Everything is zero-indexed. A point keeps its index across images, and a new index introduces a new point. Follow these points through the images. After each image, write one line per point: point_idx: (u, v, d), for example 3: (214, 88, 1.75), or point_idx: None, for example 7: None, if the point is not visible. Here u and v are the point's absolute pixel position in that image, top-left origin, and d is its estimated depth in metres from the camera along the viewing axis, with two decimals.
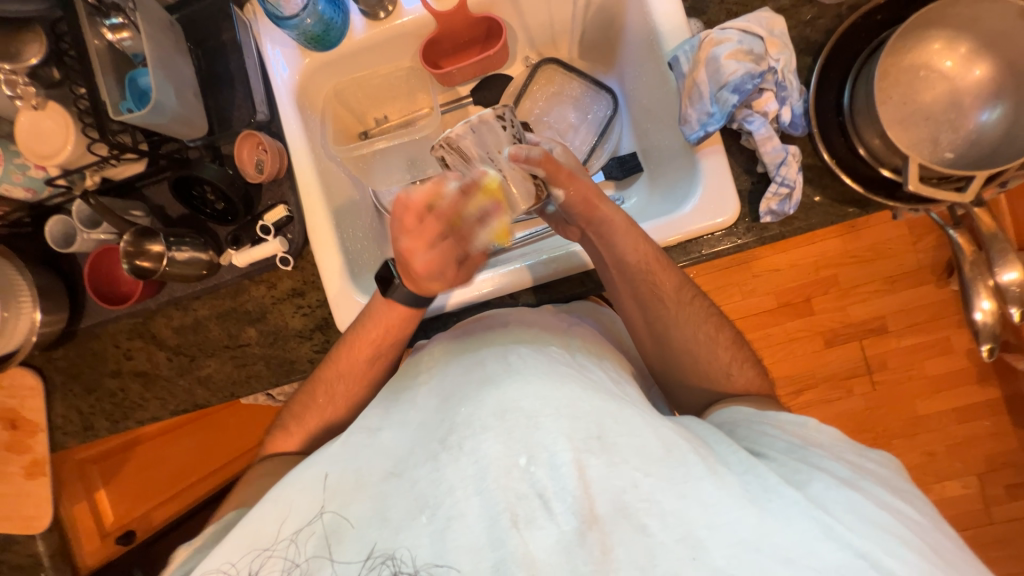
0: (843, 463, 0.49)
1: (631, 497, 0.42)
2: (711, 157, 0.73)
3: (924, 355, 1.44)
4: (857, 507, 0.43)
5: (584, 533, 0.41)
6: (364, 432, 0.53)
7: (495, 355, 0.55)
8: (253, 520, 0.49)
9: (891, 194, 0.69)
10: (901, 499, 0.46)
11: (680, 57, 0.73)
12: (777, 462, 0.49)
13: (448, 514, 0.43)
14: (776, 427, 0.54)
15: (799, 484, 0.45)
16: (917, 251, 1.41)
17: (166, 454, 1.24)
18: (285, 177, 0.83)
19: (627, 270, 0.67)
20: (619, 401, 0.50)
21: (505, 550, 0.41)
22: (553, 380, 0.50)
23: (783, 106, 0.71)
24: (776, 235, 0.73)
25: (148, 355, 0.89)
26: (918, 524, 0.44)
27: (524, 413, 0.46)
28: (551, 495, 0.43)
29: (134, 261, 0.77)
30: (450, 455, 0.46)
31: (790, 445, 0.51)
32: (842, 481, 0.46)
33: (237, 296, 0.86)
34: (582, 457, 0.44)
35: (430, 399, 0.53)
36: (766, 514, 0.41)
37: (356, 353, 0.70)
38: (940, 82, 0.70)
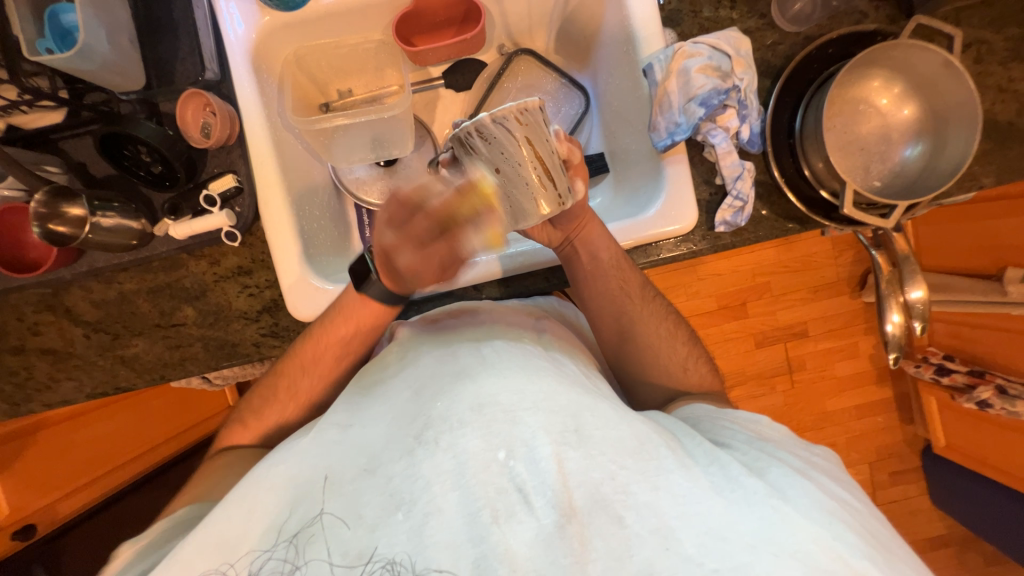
0: (796, 455, 0.54)
1: (607, 488, 0.44)
2: (675, 165, 0.76)
3: (835, 358, 1.62)
4: (808, 492, 0.48)
5: (563, 525, 0.42)
6: (335, 428, 0.51)
7: (468, 346, 0.55)
8: (216, 520, 0.47)
9: (827, 214, 0.76)
10: (842, 487, 0.52)
11: (655, 65, 0.75)
12: (737, 451, 0.54)
13: (425, 510, 0.43)
14: (733, 424, 0.58)
15: (759, 471, 0.50)
16: (838, 264, 1.57)
17: (78, 438, 1.10)
18: (234, 145, 0.76)
19: (588, 272, 0.71)
20: (593, 394, 0.52)
21: (486, 545, 0.41)
22: (528, 374, 0.50)
23: (743, 124, 0.75)
24: (728, 244, 0.79)
25: (61, 331, 0.79)
26: (857, 511, 0.50)
27: (502, 407, 0.47)
28: (530, 489, 0.43)
29: (46, 224, 0.68)
30: (426, 450, 0.45)
31: (749, 437, 0.56)
32: (795, 469, 0.51)
33: (173, 270, 0.78)
34: (560, 450, 0.45)
35: (402, 391, 0.52)
36: (729, 502, 0.45)
37: (325, 354, 0.67)
38: (875, 116, 0.77)
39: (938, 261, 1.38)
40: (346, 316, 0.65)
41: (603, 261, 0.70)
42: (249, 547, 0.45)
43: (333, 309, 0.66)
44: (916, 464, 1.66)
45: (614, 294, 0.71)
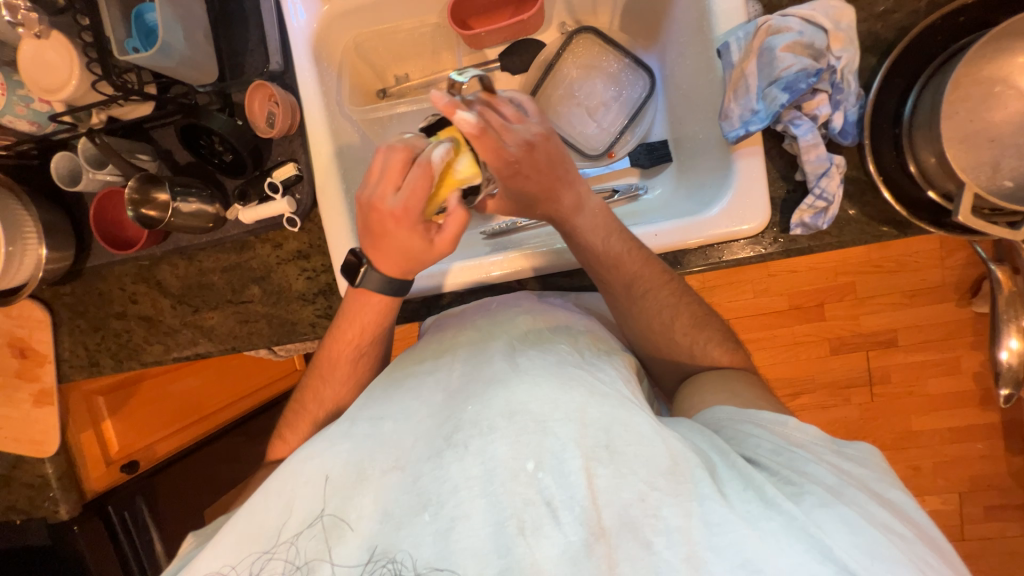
0: (826, 466, 0.47)
1: (637, 510, 0.42)
2: (748, 158, 0.68)
3: (930, 374, 1.42)
4: (848, 521, 0.41)
5: (591, 544, 0.41)
6: (367, 422, 0.50)
7: (503, 351, 0.53)
8: (251, 510, 0.49)
9: (936, 219, 0.64)
10: (884, 508, 0.44)
11: (732, 45, 0.67)
12: (768, 472, 0.46)
13: (453, 514, 0.43)
14: (757, 427, 0.52)
15: (791, 497, 0.43)
16: (945, 268, 1.35)
17: (171, 391, 1.28)
18: (296, 134, 0.79)
19: (629, 279, 0.65)
20: (627, 405, 0.48)
21: (511, 558, 0.41)
22: (562, 383, 0.48)
23: (836, 111, 0.65)
24: (804, 249, 0.70)
25: (153, 301, 0.89)
26: (902, 537, 0.41)
27: (534, 416, 0.46)
28: (558, 503, 0.42)
29: (139, 209, 0.75)
30: (456, 453, 0.45)
31: (776, 448, 0.49)
32: (829, 491, 0.44)
33: (243, 251, 0.85)
34: (591, 464, 0.43)
35: (434, 391, 0.52)
36: (764, 532, 0.40)
37: (340, 357, 0.67)
38: (1016, 100, 0.63)
39: None
40: (353, 319, 0.66)
41: (638, 280, 0.65)
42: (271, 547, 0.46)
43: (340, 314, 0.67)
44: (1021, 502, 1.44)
45: (656, 304, 0.65)
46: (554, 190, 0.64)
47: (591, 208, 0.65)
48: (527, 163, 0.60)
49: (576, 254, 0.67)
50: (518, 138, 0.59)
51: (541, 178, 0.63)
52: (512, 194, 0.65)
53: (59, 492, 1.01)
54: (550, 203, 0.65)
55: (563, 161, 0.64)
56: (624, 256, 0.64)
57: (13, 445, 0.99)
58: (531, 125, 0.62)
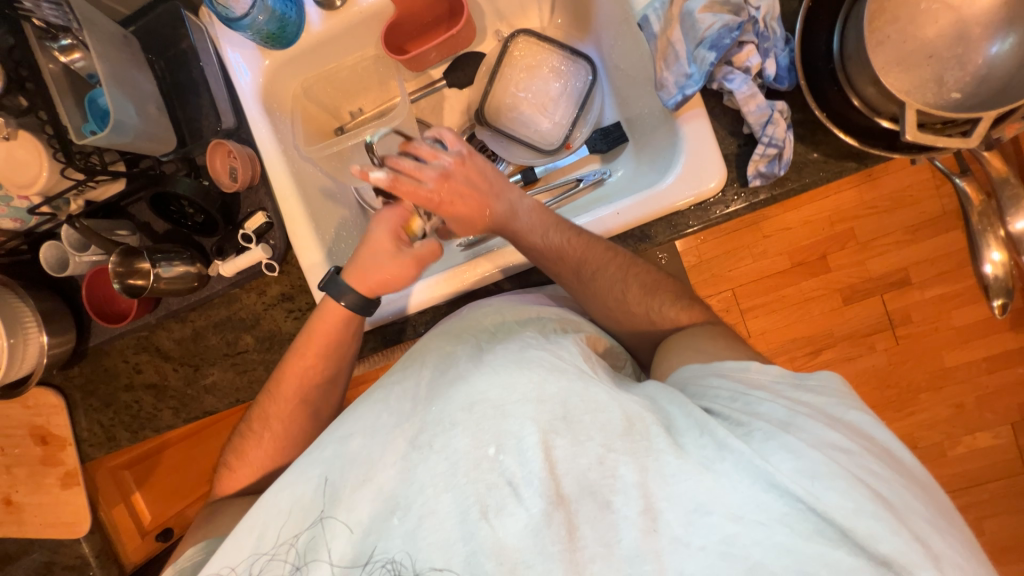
0: (781, 402, 0.46)
1: (595, 474, 0.43)
2: (692, 122, 0.69)
3: (950, 306, 1.37)
4: (793, 449, 0.41)
5: (550, 513, 0.42)
6: (336, 440, 0.50)
7: (469, 352, 0.54)
8: (225, 548, 0.49)
9: (891, 144, 0.63)
10: (835, 430, 0.43)
11: (651, 16, 0.69)
12: (722, 418, 0.46)
13: (419, 512, 0.43)
14: (720, 377, 0.51)
15: (743, 438, 0.44)
16: (941, 196, 1.33)
17: (193, 454, 1.28)
18: (259, 184, 0.83)
19: (575, 265, 0.66)
20: (586, 378, 0.48)
21: (475, 541, 0.42)
22: (518, 364, 0.49)
23: (767, 59, 0.65)
24: (767, 199, 0.69)
25: (156, 368, 0.92)
26: (848, 452, 0.42)
27: (492, 402, 0.46)
28: (519, 481, 0.43)
29: (124, 280, 0.79)
30: (421, 454, 0.46)
31: (733, 394, 0.48)
32: (778, 425, 0.44)
33: (231, 304, 0.88)
34: (548, 437, 0.44)
35: (401, 399, 0.51)
36: (718, 475, 0.41)
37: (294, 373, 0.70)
38: (944, 13, 0.63)
39: None
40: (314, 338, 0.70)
41: (584, 266, 0.66)
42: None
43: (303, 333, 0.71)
44: None
45: (606, 282, 0.66)
46: (484, 205, 0.68)
47: (524, 210, 0.69)
48: (445, 192, 0.67)
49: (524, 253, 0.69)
50: (433, 174, 0.66)
51: (467, 197, 0.68)
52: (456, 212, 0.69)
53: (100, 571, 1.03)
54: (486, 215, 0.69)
55: (482, 176, 0.68)
56: (563, 245, 0.66)
57: (47, 530, 1.00)
58: (444, 155, 0.67)
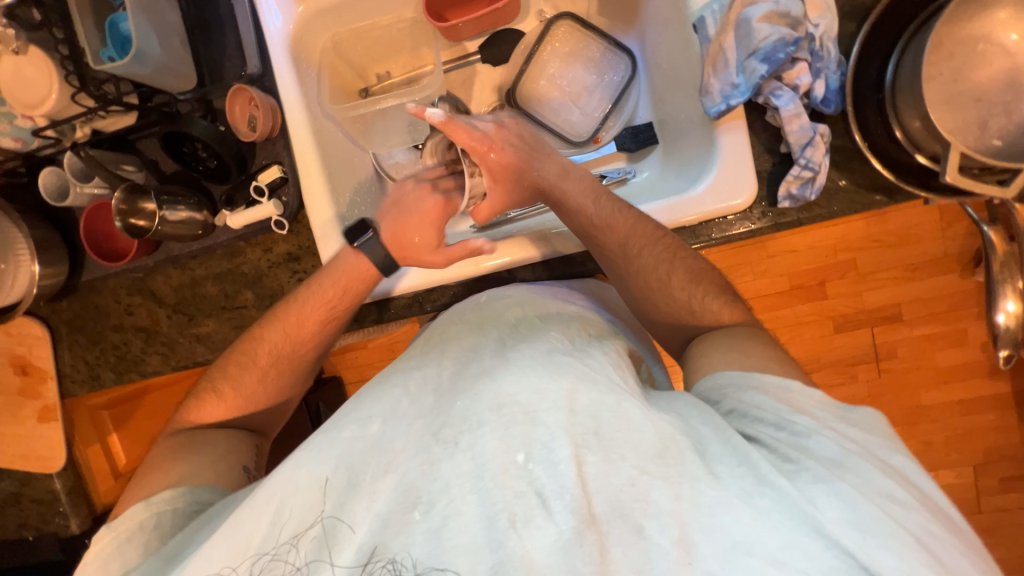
0: (829, 435, 0.45)
1: (627, 496, 0.41)
2: (730, 133, 0.68)
3: (937, 346, 1.40)
4: (842, 496, 0.40)
5: (582, 532, 0.40)
6: (356, 424, 0.49)
7: (493, 346, 0.53)
8: (233, 522, 0.46)
9: (923, 183, 0.63)
10: (890, 478, 0.43)
11: (707, 18, 0.69)
12: (766, 448, 0.45)
13: (443, 513, 0.42)
14: (762, 393, 0.50)
15: (788, 474, 0.42)
16: (945, 239, 1.34)
17: (178, 401, 1.29)
18: (278, 136, 0.79)
19: (621, 239, 0.66)
20: (617, 389, 0.47)
21: (502, 552, 0.40)
22: (550, 370, 0.47)
23: (817, 79, 0.64)
24: (793, 221, 0.69)
25: (149, 312, 0.90)
26: (900, 503, 0.41)
27: (522, 407, 0.45)
28: (549, 493, 0.41)
29: (128, 219, 0.75)
30: (445, 450, 0.44)
31: (777, 420, 0.47)
32: (827, 466, 0.43)
33: (234, 257, 0.85)
34: (580, 452, 0.42)
35: (427, 391, 0.51)
36: (759, 511, 0.40)
37: (308, 319, 0.70)
38: (1000, 58, 0.62)
39: None
40: (331, 276, 0.70)
41: (632, 240, 0.65)
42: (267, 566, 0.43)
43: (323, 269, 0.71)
44: None
45: (652, 258, 0.65)
46: (534, 166, 0.70)
47: (575, 177, 0.71)
48: (501, 142, 0.69)
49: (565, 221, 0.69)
50: (486, 124, 0.70)
51: (518, 150, 0.70)
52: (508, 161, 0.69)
53: (70, 506, 1.01)
54: (532, 177, 0.70)
55: (534, 138, 0.72)
56: (613, 216, 0.66)
57: (19, 462, 0.98)
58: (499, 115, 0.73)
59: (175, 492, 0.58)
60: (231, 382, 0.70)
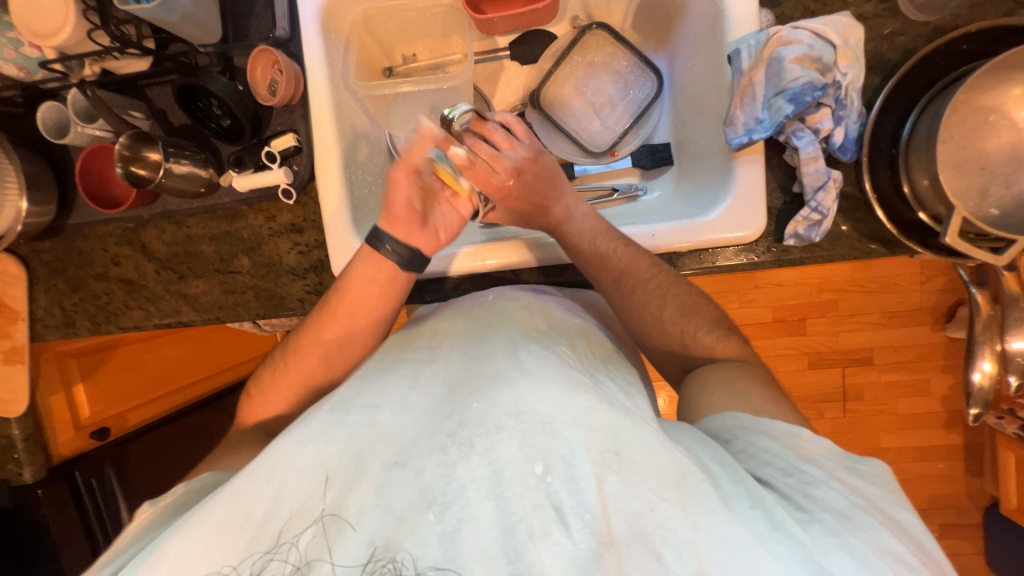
0: (837, 488, 0.46)
1: (646, 520, 0.40)
2: (749, 167, 0.69)
3: (900, 393, 1.47)
4: (857, 554, 0.41)
5: (601, 554, 0.39)
6: (363, 411, 0.49)
7: (504, 348, 0.53)
8: (234, 491, 0.47)
9: (923, 240, 0.66)
10: (893, 536, 0.43)
11: (743, 50, 0.68)
12: (778, 494, 0.46)
13: (458, 516, 0.41)
14: (771, 439, 0.51)
15: (801, 523, 0.43)
16: (923, 292, 1.40)
17: (149, 359, 1.23)
18: (298, 104, 0.78)
19: (616, 274, 0.67)
20: (633, 416, 0.47)
21: (520, 565, 0.38)
22: (569, 385, 0.47)
23: (838, 126, 0.66)
24: (795, 260, 0.71)
25: (137, 265, 0.87)
26: (907, 565, 0.41)
27: (541, 416, 0.44)
28: (568, 509, 0.40)
29: (129, 166, 0.73)
30: (461, 452, 0.43)
31: (788, 468, 0.48)
32: (838, 517, 0.44)
33: (234, 220, 0.83)
34: (601, 471, 0.42)
35: (435, 387, 0.51)
36: (778, 557, 0.40)
37: (331, 329, 0.67)
38: (1008, 131, 0.65)
39: None
40: (359, 283, 0.67)
41: (625, 279, 0.67)
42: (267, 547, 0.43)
43: (344, 279, 0.68)
44: (974, 520, 1.50)
45: (644, 296, 0.67)
46: (543, 206, 0.69)
47: (579, 215, 0.70)
48: (516, 185, 0.67)
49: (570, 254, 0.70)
50: (507, 165, 0.67)
51: (531, 195, 0.68)
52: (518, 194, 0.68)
53: (26, 455, 0.97)
54: (540, 215, 0.70)
55: (550, 178, 0.69)
56: (609, 253, 0.67)
57: None
58: (519, 149, 0.68)
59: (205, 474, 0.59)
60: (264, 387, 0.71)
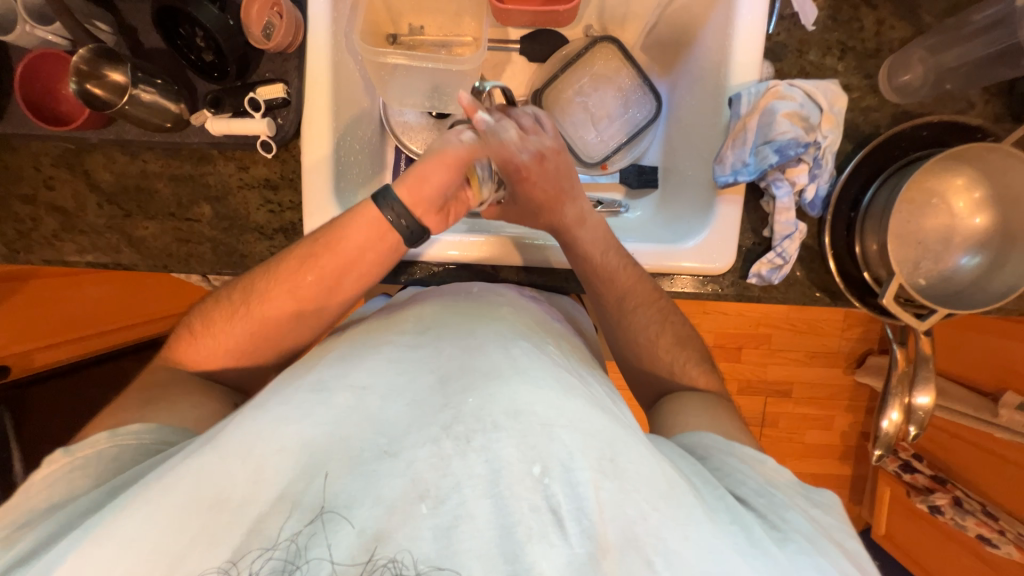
0: (802, 513, 0.50)
1: (640, 529, 0.41)
2: (729, 205, 0.74)
3: (809, 425, 1.63)
4: (825, 571, 0.44)
5: (597, 558, 0.39)
6: (349, 392, 0.48)
7: (496, 342, 0.53)
8: (202, 469, 0.44)
9: (862, 296, 0.73)
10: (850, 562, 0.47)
11: (743, 97, 0.73)
12: (756, 511, 0.50)
13: (455, 512, 0.40)
14: (741, 462, 0.55)
15: (777, 541, 0.46)
16: (843, 338, 1.55)
17: (74, 294, 1.11)
18: (293, 55, 0.73)
19: (620, 294, 0.70)
20: (623, 424, 0.48)
21: (519, 565, 0.38)
22: (562, 389, 0.47)
23: (811, 183, 0.72)
24: (754, 297, 0.77)
25: (75, 193, 0.77)
26: None
27: (539, 419, 0.44)
28: (564, 513, 0.41)
29: (83, 83, 0.66)
30: (459, 447, 0.43)
31: (759, 487, 0.52)
32: (808, 538, 0.47)
33: (200, 164, 0.76)
34: (598, 478, 0.42)
35: (425, 372, 0.50)
36: (756, 571, 0.42)
37: (300, 290, 0.63)
38: (945, 214, 0.74)
39: (968, 373, 1.21)
40: (338, 248, 0.62)
41: (628, 297, 0.70)
42: (248, 532, 0.41)
43: (320, 239, 0.63)
44: None
45: (644, 319, 0.70)
46: (557, 202, 0.71)
47: (591, 224, 0.71)
48: (535, 171, 0.70)
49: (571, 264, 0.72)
50: (531, 148, 0.70)
51: (549, 186, 0.71)
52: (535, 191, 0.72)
53: None
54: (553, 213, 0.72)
55: (567, 175, 0.72)
56: (618, 271, 0.69)
57: None
58: (544, 138, 0.71)
59: (146, 426, 0.55)
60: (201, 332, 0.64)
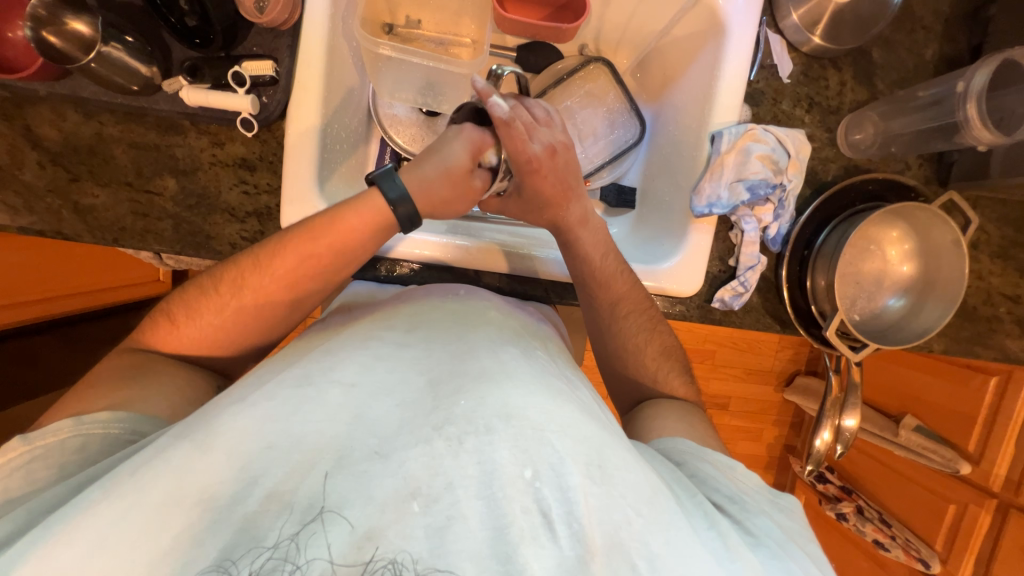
0: (771, 518, 0.55)
1: (624, 533, 0.43)
2: (699, 233, 0.79)
3: (741, 436, 1.77)
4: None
5: (586, 560, 0.41)
6: (338, 389, 0.47)
7: (486, 347, 0.53)
8: (181, 467, 0.43)
9: (806, 326, 0.81)
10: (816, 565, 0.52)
11: (724, 135, 0.78)
12: (731, 517, 0.54)
13: (449, 512, 0.41)
14: (715, 468, 0.59)
15: (750, 545, 0.51)
16: (775, 358, 1.70)
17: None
18: (286, 33, 0.70)
19: (614, 299, 0.72)
20: (609, 431, 0.50)
21: (512, 565, 0.40)
22: (554, 395, 0.49)
23: (774, 222, 0.80)
24: (715, 321, 0.83)
25: (13, 149, 0.69)
26: None
27: (531, 424, 0.45)
28: (555, 516, 0.42)
29: (39, 30, 0.59)
30: (451, 448, 0.43)
31: (732, 494, 0.57)
32: (778, 544, 0.51)
33: (167, 133, 0.71)
34: (587, 483, 0.44)
35: (415, 374, 0.50)
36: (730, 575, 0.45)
37: (291, 271, 0.60)
38: (879, 260, 0.84)
39: (878, 396, 1.39)
40: (338, 232, 0.60)
41: (620, 301, 0.72)
42: (236, 531, 0.41)
43: (315, 221, 0.60)
44: None
45: (634, 325, 0.73)
46: (562, 201, 0.71)
47: (593, 226, 0.73)
48: (547, 163, 0.69)
49: (570, 263, 0.74)
50: (544, 141, 0.69)
51: (557, 183, 0.71)
52: (520, 202, 0.73)
53: None
54: (557, 213, 0.72)
55: (569, 176, 0.72)
56: (614, 277, 0.72)
57: None
58: (555, 132, 0.71)
59: (116, 416, 0.53)
60: (184, 307, 0.62)
